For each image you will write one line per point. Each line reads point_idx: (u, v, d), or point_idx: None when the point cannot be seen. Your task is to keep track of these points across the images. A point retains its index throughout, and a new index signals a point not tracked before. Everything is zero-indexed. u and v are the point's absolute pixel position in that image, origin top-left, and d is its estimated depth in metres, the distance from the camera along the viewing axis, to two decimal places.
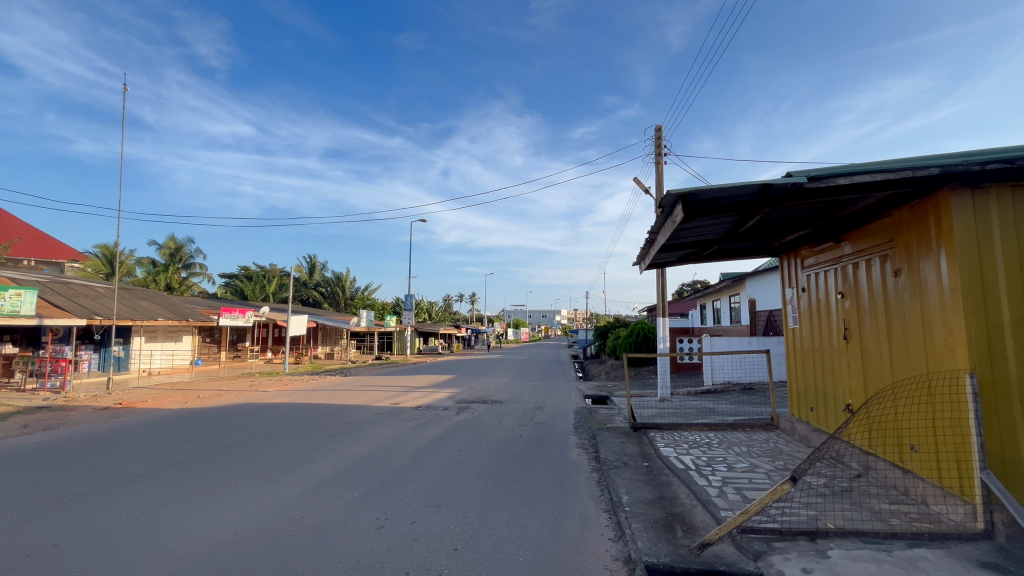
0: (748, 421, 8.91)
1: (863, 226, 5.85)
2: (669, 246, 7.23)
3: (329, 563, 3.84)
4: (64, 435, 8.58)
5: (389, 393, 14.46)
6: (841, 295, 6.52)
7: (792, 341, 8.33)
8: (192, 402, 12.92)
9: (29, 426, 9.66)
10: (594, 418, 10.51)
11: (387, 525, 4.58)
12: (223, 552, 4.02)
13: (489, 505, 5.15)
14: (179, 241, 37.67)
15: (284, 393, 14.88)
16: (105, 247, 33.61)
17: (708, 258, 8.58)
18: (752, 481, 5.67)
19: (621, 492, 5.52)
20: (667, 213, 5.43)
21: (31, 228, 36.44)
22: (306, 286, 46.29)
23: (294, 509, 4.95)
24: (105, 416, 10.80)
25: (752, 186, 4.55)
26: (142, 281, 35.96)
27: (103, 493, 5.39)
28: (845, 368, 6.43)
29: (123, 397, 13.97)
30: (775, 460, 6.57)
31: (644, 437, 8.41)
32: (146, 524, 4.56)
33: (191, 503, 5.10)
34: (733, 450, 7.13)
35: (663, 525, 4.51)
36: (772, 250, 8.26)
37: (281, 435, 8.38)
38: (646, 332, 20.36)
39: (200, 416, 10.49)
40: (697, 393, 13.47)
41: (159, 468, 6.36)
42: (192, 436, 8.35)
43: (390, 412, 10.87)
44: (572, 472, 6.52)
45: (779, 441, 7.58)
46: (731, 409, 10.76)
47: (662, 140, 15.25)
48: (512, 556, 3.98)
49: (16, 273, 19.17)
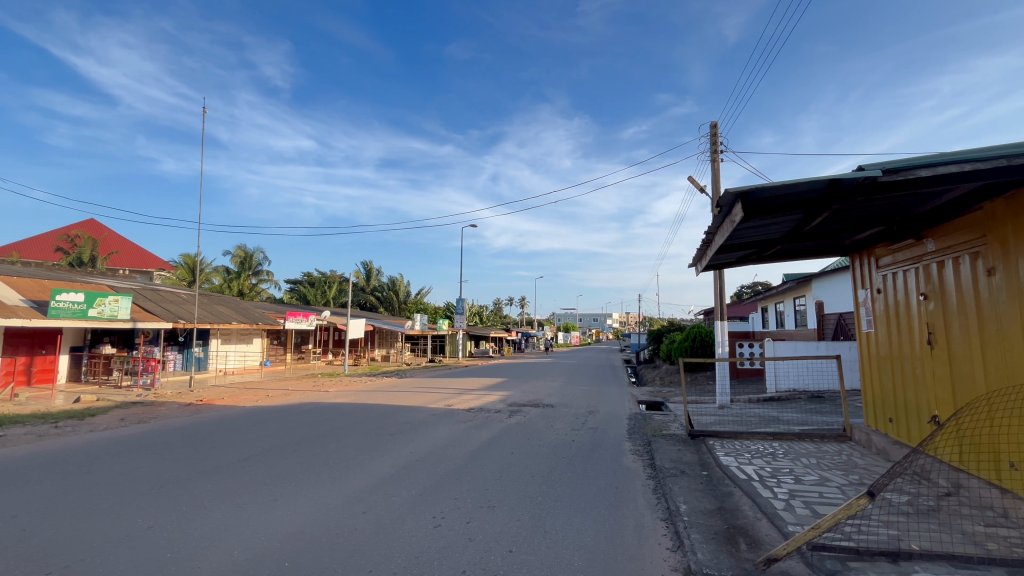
0: (817, 431, 8.35)
1: (948, 222, 5.38)
2: (727, 248, 6.98)
3: (389, 558, 3.98)
4: (156, 428, 9.49)
5: (442, 395, 14.66)
6: (923, 296, 5.98)
7: (866, 346, 7.73)
8: (264, 401, 13.75)
9: (125, 419, 10.75)
10: (648, 425, 10.21)
11: (443, 524, 4.69)
12: (292, 542, 4.27)
13: (543, 508, 5.16)
14: (248, 250, 40.37)
15: (345, 394, 15.52)
16: (186, 257, 36.42)
17: (770, 258, 8.14)
18: (823, 496, 5.31)
19: (679, 501, 5.35)
20: (726, 213, 5.23)
21: (126, 241, 40.65)
22: (363, 291, 48.22)
23: (355, 505, 5.17)
24: (188, 411, 11.82)
25: (819, 182, 4.31)
26: (218, 288, 38.79)
27: (188, 482, 5.90)
28: (931, 376, 5.88)
29: (202, 394, 15.16)
30: (850, 474, 6.11)
31: (703, 445, 8.10)
32: (226, 512, 4.94)
33: (264, 494, 5.47)
34: (801, 461, 6.72)
35: (724, 538, 4.32)
36: (840, 248, 7.77)
37: (342, 433, 8.81)
38: (703, 336, 19.64)
39: (269, 413, 11.27)
40: (758, 400, 12.79)
41: (236, 461, 6.87)
42: (263, 432, 8.97)
43: (443, 414, 11.08)
44: (626, 479, 6.38)
45: (853, 454, 7.05)
46: (797, 418, 10.11)
47: (717, 136, 14.72)
48: (567, 561, 3.95)
49: (113, 282, 21.33)
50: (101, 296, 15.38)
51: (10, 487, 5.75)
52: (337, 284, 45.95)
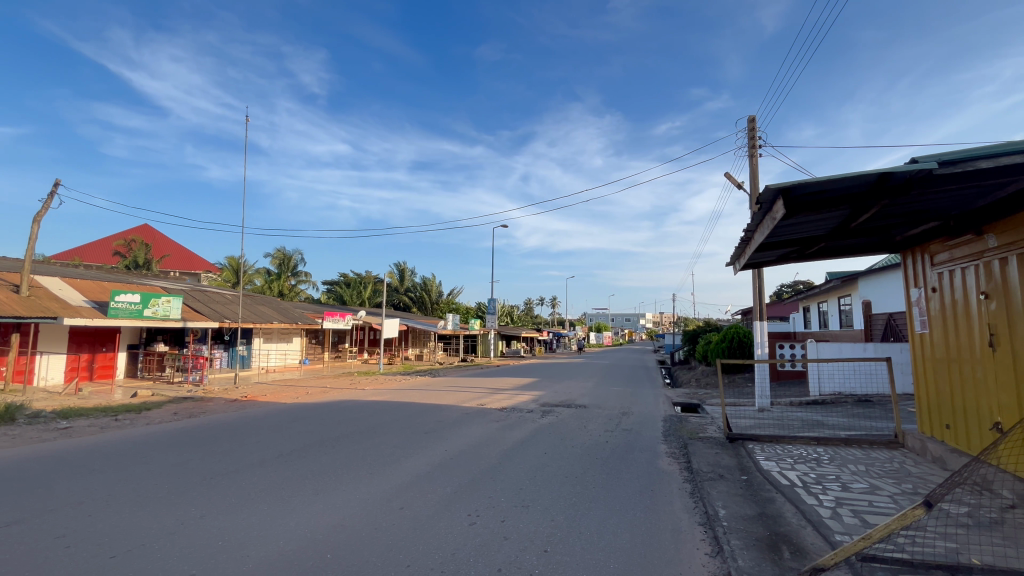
0: (866, 437, 7.97)
1: (1010, 216, 5.04)
2: (768, 246, 6.75)
3: (426, 554, 4.05)
4: (205, 422, 10.00)
5: (475, 394, 14.80)
6: (984, 296, 5.62)
7: (920, 348, 7.31)
8: (303, 398, 14.23)
9: (178, 413, 11.37)
10: (684, 427, 10.00)
11: (479, 522, 4.74)
12: (334, 535, 4.42)
13: (578, 509, 5.14)
14: (287, 252, 41.86)
15: (381, 392, 15.90)
16: (231, 259, 38.10)
17: (813, 256, 7.83)
18: (872, 505, 5.07)
19: (717, 506, 5.22)
20: (767, 210, 5.07)
21: (176, 244, 42.88)
22: (397, 291, 49.14)
23: (393, 500, 5.30)
24: (234, 407, 12.39)
25: (868, 175, 4.12)
26: (260, 289, 40.38)
27: (237, 474, 6.19)
28: (993, 381, 5.52)
29: (247, 391, 15.85)
30: (902, 482, 5.81)
31: (742, 449, 7.87)
32: (272, 504, 5.15)
33: (306, 488, 5.67)
34: (848, 468, 6.43)
35: (767, 545, 4.19)
36: (890, 245, 7.40)
37: (378, 430, 9.04)
38: (741, 337, 19.07)
39: (309, 410, 11.68)
40: (801, 404, 12.31)
41: (279, 455, 7.16)
42: (303, 428, 9.29)
43: (476, 413, 11.19)
44: (662, 482, 6.26)
45: (905, 461, 6.70)
46: (843, 423, 9.68)
47: (755, 130, 14.26)
48: (603, 563, 3.93)
49: (165, 283, 22.55)
50: (155, 296, 16.27)
51: (77, 475, 6.19)
52: (372, 285, 47.03)
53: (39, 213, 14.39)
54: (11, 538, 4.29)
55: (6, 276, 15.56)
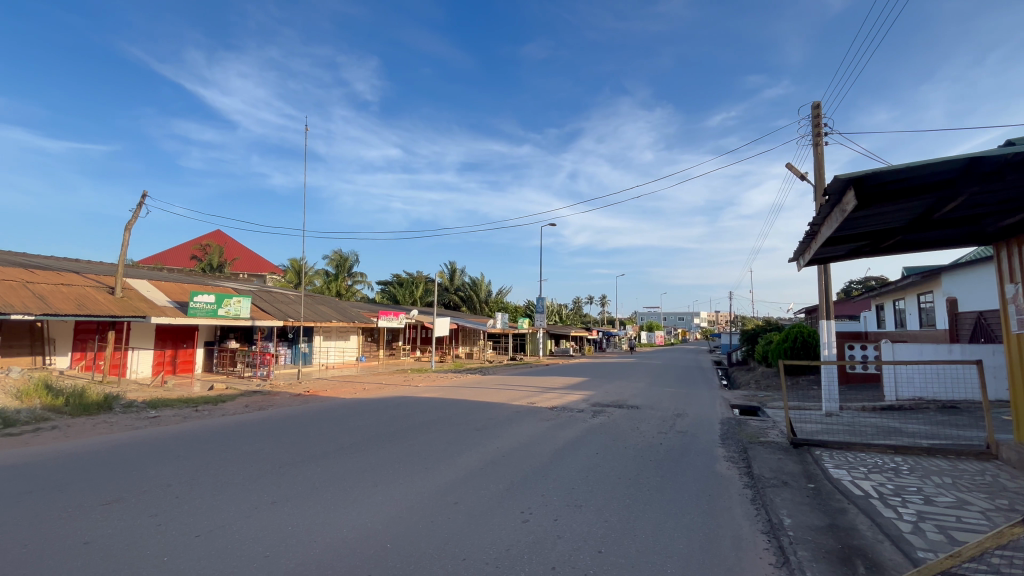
0: (952, 447, 7.28)
1: None
2: (837, 239, 6.31)
3: (480, 549, 4.12)
4: (274, 415, 10.69)
5: (525, 393, 14.87)
6: None
7: (1017, 350, 6.59)
8: (361, 394, 14.85)
9: (249, 406, 12.21)
10: (744, 431, 9.57)
11: (532, 519, 4.77)
12: (393, 525, 4.60)
13: (632, 511, 5.06)
14: (344, 254, 43.75)
15: (433, 389, 16.30)
16: (294, 261, 40.37)
17: (889, 249, 7.24)
18: (961, 521, 4.63)
19: (782, 515, 4.96)
20: (836, 202, 4.74)
21: (245, 248, 45.98)
22: (447, 291, 50.16)
23: (448, 495, 5.42)
24: (299, 401, 13.13)
25: (956, 161, 3.77)
26: (320, 289, 42.49)
27: (303, 465, 6.57)
28: None
29: (309, 386, 16.73)
30: (995, 498, 5.28)
31: (808, 455, 7.43)
32: (335, 494, 5.42)
33: (366, 480, 5.91)
34: (932, 480, 5.91)
35: (839, 558, 3.94)
36: (981, 236, 6.72)
37: (431, 426, 9.29)
38: (806, 337, 17.99)
39: (366, 405, 12.20)
40: (876, 409, 11.44)
41: (341, 448, 7.51)
42: (362, 422, 9.70)
43: (526, 411, 11.23)
44: (721, 487, 6.03)
45: (999, 475, 6.07)
46: (924, 431, 8.91)
47: (820, 117, 13.40)
48: (659, 566, 3.85)
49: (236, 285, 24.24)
50: (228, 297, 17.55)
51: (165, 460, 6.79)
52: (424, 284, 48.26)
53: (130, 222, 15.86)
54: (112, 514, 4.78)
55: (103, 279, 17.29)
